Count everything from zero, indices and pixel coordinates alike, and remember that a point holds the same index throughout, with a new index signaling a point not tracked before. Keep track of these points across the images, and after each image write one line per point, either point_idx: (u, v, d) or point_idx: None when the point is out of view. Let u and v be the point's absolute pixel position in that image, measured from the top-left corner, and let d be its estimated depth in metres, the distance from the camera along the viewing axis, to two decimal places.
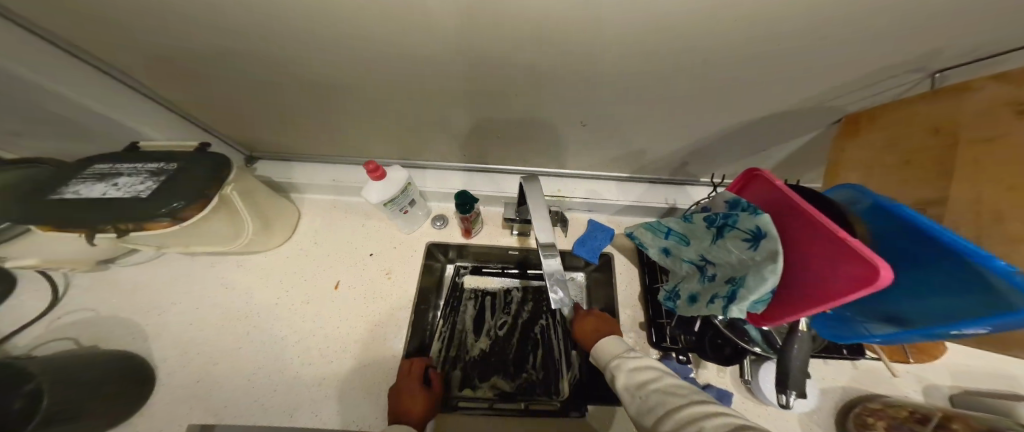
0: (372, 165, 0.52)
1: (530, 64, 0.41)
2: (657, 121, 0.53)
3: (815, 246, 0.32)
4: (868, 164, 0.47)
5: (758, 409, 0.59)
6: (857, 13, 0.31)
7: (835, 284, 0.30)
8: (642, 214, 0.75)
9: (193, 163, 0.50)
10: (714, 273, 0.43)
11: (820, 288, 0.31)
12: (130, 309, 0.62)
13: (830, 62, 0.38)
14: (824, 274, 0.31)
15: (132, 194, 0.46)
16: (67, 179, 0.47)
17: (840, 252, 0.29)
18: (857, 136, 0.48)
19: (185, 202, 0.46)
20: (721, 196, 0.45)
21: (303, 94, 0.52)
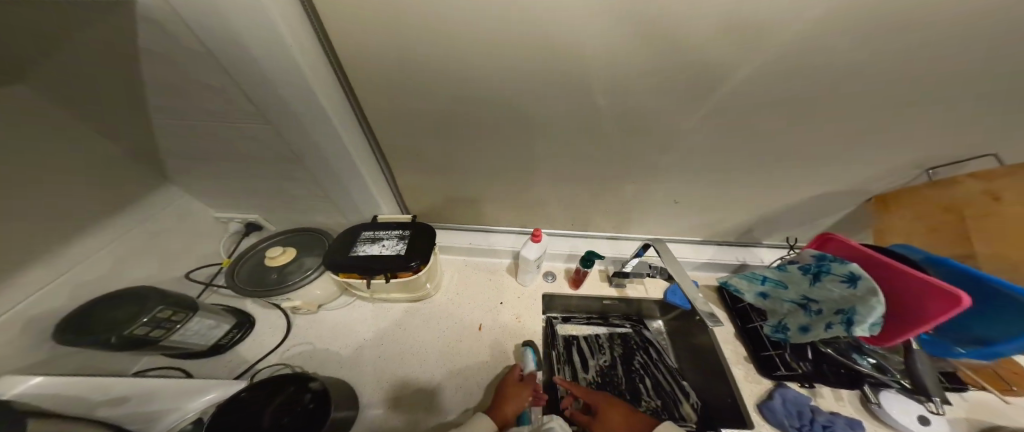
0: (537, 233, 0.74)
1: (654, 159, 0.66)
2: (733, 197, 0.74)
3: (904, 285, 0.49)
4: (907, 230, 0.63)
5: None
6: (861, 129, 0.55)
7: (922, 308, 0.46)
8: (719, 270, 0.90)
9: (423, 230, 0.72)
10: (818, 308, 0.59)
11: (912, 311, 0.48)
12: (327, 339, 0.79)
13: (853, 156, 0.60)
14: (922, 302, 0.46)
15: (394, 252, 0.66)
16: (348, 242, 0.68)
17: (925, 287, 0.46)
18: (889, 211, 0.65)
19: (420, 261, 0.65)
20: (806, 252, 0.63)
21: (486, 181, 0.78)
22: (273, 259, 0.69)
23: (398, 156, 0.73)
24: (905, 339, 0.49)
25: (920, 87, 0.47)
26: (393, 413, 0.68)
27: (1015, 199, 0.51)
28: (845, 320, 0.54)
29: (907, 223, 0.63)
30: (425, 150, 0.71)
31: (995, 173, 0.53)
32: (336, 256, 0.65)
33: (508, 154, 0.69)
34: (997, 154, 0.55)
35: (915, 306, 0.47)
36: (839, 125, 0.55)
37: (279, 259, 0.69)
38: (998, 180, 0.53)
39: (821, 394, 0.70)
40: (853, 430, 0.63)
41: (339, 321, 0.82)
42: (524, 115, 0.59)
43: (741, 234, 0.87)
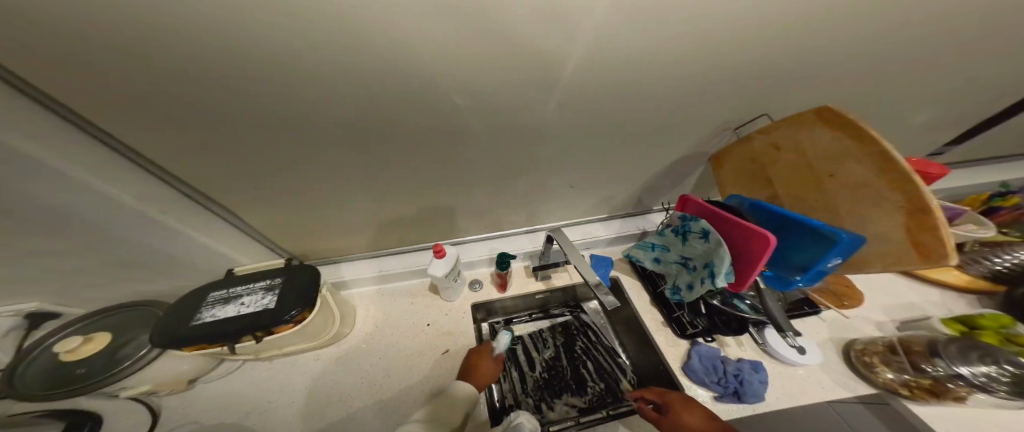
0: (439, 247, 0.71)
1: (536, 150, 0.68)
2: (616, 174, 0.81)
3: (738, 233, 0.58)
4: (734, 182, 0.75)
5: (789, 370, 0.75)
6: (692, 104, 0.62)
7: (755, 249, 0.55)
8: (625, 242, 0.98)
9: (298, 275, 0.66)
10: (694, 264, 0.68)
11: (751, 254, 0.57)
12: (217, 418, 0.64)
13: (693, 127, 0.69)
14: (749, 245, 0.57)
15: (260, 307, 0.60)
16: (194, 307, 0.59)
17: (750, 232, 0.55)
18: (720, 170, 0.77)
19: (297, 310, 0.60)
20: (674, 215, 0.72)
21: (377, 198, 0.73)
22: (73, 352, 0.60)
23: (260, 188, 0.65)
24: (752, 278, 0.58)
25: (720, 61, 0.54)
26: None
27: (788, 146, 0.62)
28: (710, 272, 0.63)
29: (732, 177, 0.75)
30: (293, 175, 0.64)
31: (772, 127, 0.63)
32: (174, 333, 0.56)
33: (387, 167, 0.66)
34: (767, 113, 0.69)
35: (746, 250, 0.58)
36: (674, 101, 0.61)
37: (80, 350, 0.60)
38: (773, 133, 0.63)
39: (726, 343, 0.79)
40: (757, 373, 0.71)
41: (232, 393, 0.69)
42: (387, 124, 0.57)
43: (634, 205, 0.96)
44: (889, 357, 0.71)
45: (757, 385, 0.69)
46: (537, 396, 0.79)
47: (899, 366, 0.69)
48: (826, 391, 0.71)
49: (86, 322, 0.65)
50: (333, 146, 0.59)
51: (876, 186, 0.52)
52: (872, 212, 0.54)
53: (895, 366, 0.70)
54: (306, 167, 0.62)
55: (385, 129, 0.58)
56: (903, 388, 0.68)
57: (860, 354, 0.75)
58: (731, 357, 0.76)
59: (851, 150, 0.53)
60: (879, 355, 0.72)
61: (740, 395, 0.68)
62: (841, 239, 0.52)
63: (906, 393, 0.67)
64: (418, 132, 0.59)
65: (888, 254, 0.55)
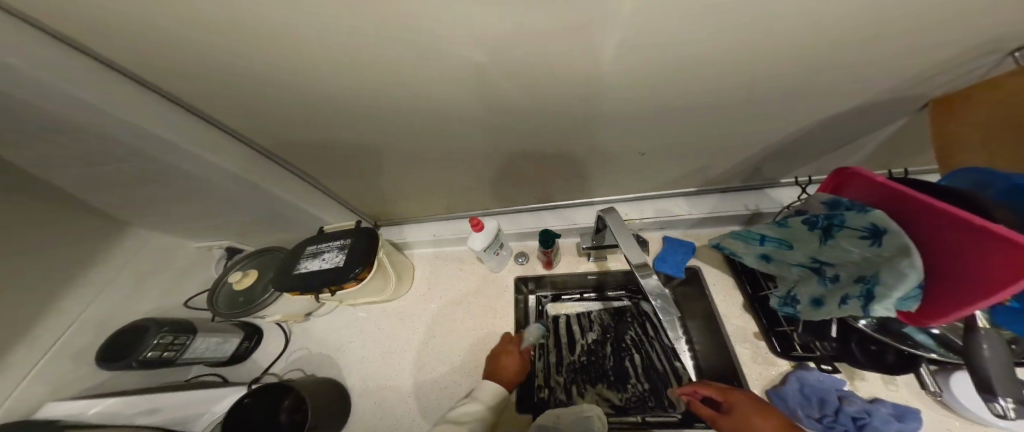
0: (474, 221, 0.61)
1: (596, 111, 0.51)
2: (718, 135, 0.56)
3: (951, 231, 0.32)
4: (989, 140, 0.41)
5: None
6: (894, 14, 0.34)
7: (996, 266, 0.29)
8: (721, 224, 0.74)
9: (361, 239, 0.69)
10: (833, 273, 0.45)
11: (980, 271, 0.30)
12: (319, 343, 0.85)
13: (888, 53, 0.39)
14: (982, 258, 0.30)
15: (333, 264, 0.65)
16: (293, 259, 0.69)
17: (989, 232, 0.29)
18: (961, 119, 0.44)
19: (360, 268, 0.64)
20: (816, 198, 0.47)
21: (422, 171, 0.71)
22: (238, 283, 0.75)
23: (322, 168, 0.69)
24: (969, 315, 0.32)
25: None
26: (377, 409, 0.72)
27: None
28: (865, 291, 0.39)
29: (989, 131, 0.41)
30: (343, 156, 0.65)
31: None
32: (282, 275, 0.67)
33: (424, 144, 0.61)
34: None
35: (972, 267, 0.31)
36: (848, 16, 0.34)
37: (243, 282, 0.75)
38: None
39: (859, 375, 0.57)
40: (896, 421, 0.50)
41: (327, 326, 0.88)
42: (414, 102, 0.49)
43: (748, 176, 0.68)
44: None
45: None
46: (570, 376, 0.75)
47: None
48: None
49: (246, 259, 0.81)
50: (369, 128, 0.56)
51: None
52: None
53: None
54: (352, 148, 0.62)
55: (415, 107, 0.50)
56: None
57: None
58: (859, 394, 0.55)
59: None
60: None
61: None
62: None
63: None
64: (442, 108, 0.50)
65: None
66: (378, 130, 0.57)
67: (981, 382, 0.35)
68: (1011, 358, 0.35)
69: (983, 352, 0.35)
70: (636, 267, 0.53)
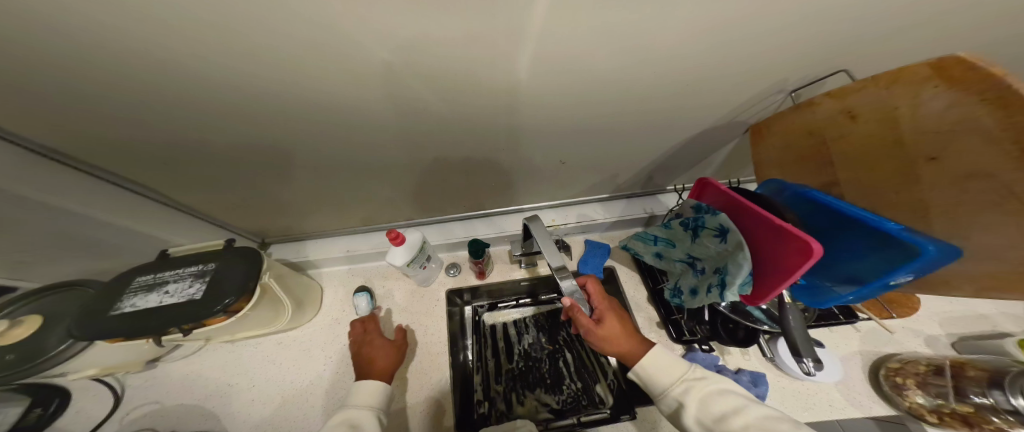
0: (394, 234, 0.56)
1: (516, 118, 0.54)
2: (618, 147, 0.66)
3: (764, 231, 0.43)
4: (777, 160, 0.57)
5: (795, 385, 0.68)
6: (722, 54, 0.45)
7: (789, 257, 0.40)
8: (628, 226, 0.86)
9: (232, 261, 0.50)
10: (702, 266, 0.55)
11: (780, 261, 0.41)
12: (206, 394, 0.69)
13: (723, 87, 0.52)
14: (781, 251, 0.41)
15: (184, 298, 0.47)
16: (111, 298, 0.47)
17: (786, 232, 0.40)
18: (759, 145, 0.59)
19: (235, 297, 0.47)
20: (687, 204, 0.57)
21: (336, 174, 0.64)
22: None
23: (195, 167, 0.57)
24: (777, 294, 0.43)
25: None
26: None
27: (869, 116, 0.42)
28: (721, 280, 0.49)
29: (777, 154, 0.57)
30: (228, 154, 0.55)
31: (849, 88, 0.43)
32: (87, 322, 0.44)
33: (335, 142, 0.55)
34: (847, 69, 0.49)
35: (776, 258, 0.42)
36: (695, 51, 0.44)
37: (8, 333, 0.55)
38: (849, 98, 0.43)
39: (727, 350, 0.72)
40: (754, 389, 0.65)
41: (214, 371, 0.71)
42: (318, 91, 0.44)
43: (645, 183, 0.81)
44: (927, 378, 0.62)
45: None
46: (511, 385, 0.76)
47: (938, 391, 0.60)
48: (831, 410, 0.65)
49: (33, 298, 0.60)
50: (262, 120, 0.49)
51: (1001, 176, 0.32)
52: (984, 215, 0.35)
53: (932, 389, 0.61)
54: (240, 144, 0.53)
55: (321, 98, 0.46)
56: (930, 415, 0.61)
57: (891, 374, 0.65)
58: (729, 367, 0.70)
59: (983, 122, 0.31)
60: (914, 375, 0.63)
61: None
62: (924, 255, 0.35)
63: (933, 421, 0.60)
64: (355, 101, 0.47)
65: (988, 278, 0.39)
66: (276, 123, 0.50)
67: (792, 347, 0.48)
68: (805, 325, 0.48)
69: (791, 324, 0.48)
70: (555, 270, 0.57)
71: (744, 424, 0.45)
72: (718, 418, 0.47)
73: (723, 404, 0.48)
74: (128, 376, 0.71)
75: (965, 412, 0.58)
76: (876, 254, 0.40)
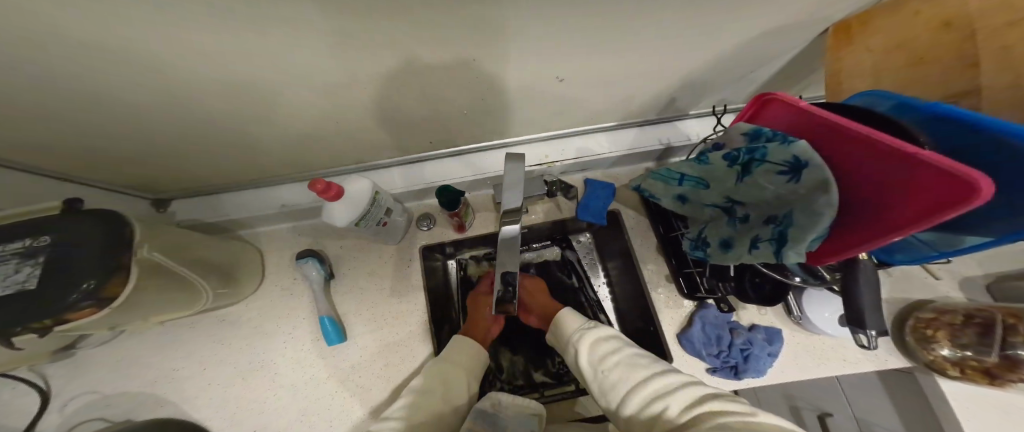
0: (321, 184, 0.41)
1: (483, 22, 0.32)
2: (642, 57, 0.45)
3: (864, 160, 0.29)
4: (870, 68, 0.40)
5: (812, 340, 0.62)
6: None
7: (905, 201, 0.26)
8: (637, 160, 0.71)
9: (75, 231, 0.34)
10: (744, 213, 0.43)
11: (886, 205, 0.28)
12: (151, 381, 0.59)
13: None
14: (889, 192, 0.27)
15: (13, 290, 0.31)
16: None
17: (906, 162, 0.25)
18: (849, 47, 0.41)
19: (100, 280, 0.33)
20: (737, 128, 0.42)
21: (230, 114, 0.43)
22: None
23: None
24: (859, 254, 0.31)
25: None
26: None
27: None
28: (777, 233, 0.37)
29: (876, 58, 0.39)
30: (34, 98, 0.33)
31: None
32: None
33: (204, 71, 0.34)
34: None
35: (892, 203, 0.27)
36: None
37: None
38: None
39: (743, 306, 0.64)
40: (768, 346, 0.59)
41: (152, 354, 0.60)
42: (124, 4, 0.23)
43: (664, 107, 0.63)
44: (959, 331, 0.54)
45: (763, 361, 0.58)
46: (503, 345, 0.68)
47: (967, 342, 0.53)
48: (844, 366, 0.60)
49: None
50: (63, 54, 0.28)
51: None
52: None
53: (960, 340, 0.54)
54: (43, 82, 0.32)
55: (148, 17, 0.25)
56: (952, 369, 0.54)
57: (920, 325, 0.58)
58: (742, 323, 0.63)
59: None
60: (947, 327, 0.56)
61: (739, 371, 0.59)
62: None
63: (954, 374, 0.54)
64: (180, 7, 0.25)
65: None
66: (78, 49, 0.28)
67: (852, 314, 0.37)
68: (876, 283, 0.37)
69: (862, 290, 0.36)
70: (504, 214, 0.43)
71: (617, 362, 0.45)
72: (599, 358, 0.47)
73: (606, 343, 0.48)
74: (48, 366, 0.59)
75: (990, 365, 0.52)
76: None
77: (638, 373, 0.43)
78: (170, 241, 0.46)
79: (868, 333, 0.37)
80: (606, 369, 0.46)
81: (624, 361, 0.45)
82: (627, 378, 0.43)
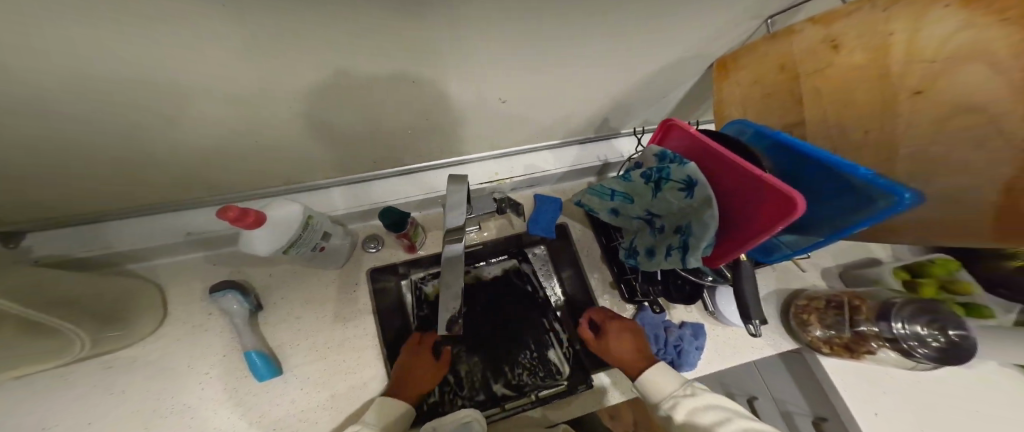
0: (231, 213, 0.38)
1: (416, 41, 0.35)
2: (567, 84, 0.52)
3: (731, 179, 0.36)
4: (738, 101, 0.50)
5: (728, 332, 0.72)
6: None
7: (757, 212, 0.33)
8: (578, 175, 0.78)
9: None
10: (662, 223, 0.49)
11: (747, 216, 0.35)
12: None
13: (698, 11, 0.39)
14: (748, 205, 0.35)
15: None
16: None
17: (755, 181, 0.32)
18: (726, 81, 0.52)
19: None
20: (650, 150, 0.49)
21: (138, 126, 0.40)
22: None
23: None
24: (737, 256, 0.39)
25: None
26: None
27: (852, 44, 0.36)
28: (683, 241, 0.44)
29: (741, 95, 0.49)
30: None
31: (842, 11, 0.37)
32: None
33: (109, 79, 0.32)
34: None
35: (750, 214, 0.34)
36: None
37: None
38: (838, 23, 0.37)
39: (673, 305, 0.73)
40: (695, 340, 0.68)
41: (17, 413, 0.49)
42: None
43: (596, 128, 0.71)
44: (824, 313, 0.68)
45: (693, 354, 0.66)
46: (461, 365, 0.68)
47: (829, 322, 0.67)
48: (753, 352, 0.71)
49: None
50: None
51: (992, 111, 0.27)
52: (967, 155, 0.29)
53: (825, 322, 0.67)
54: None
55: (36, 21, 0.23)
56: (824, 346, 0.68)
57: (799, 311, 0.70)
58: (674, 321, 0.72)
59: (990, 43, 0.26)
60: (817, 311, 0.69)
61: (675, 365, 0.66)
62: (894, 208, 0.30)
63: (826, 351, 0.68)
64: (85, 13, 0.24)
65: (937, 223, 0.36)
66: None
67: (742, 307, 0.45)
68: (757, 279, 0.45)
69: (745, 284, 0.45)
70: (443, 234, 0.44)
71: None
72: (703, 430, 0.48)
73: (710, 413, 0.49)
74: None
75: (847, 340, 0.65)
76: (838, 201, 0.36)
77: None
78: (21, 287, 0.42)
79: (754, 323, 0.45)
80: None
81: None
82: None
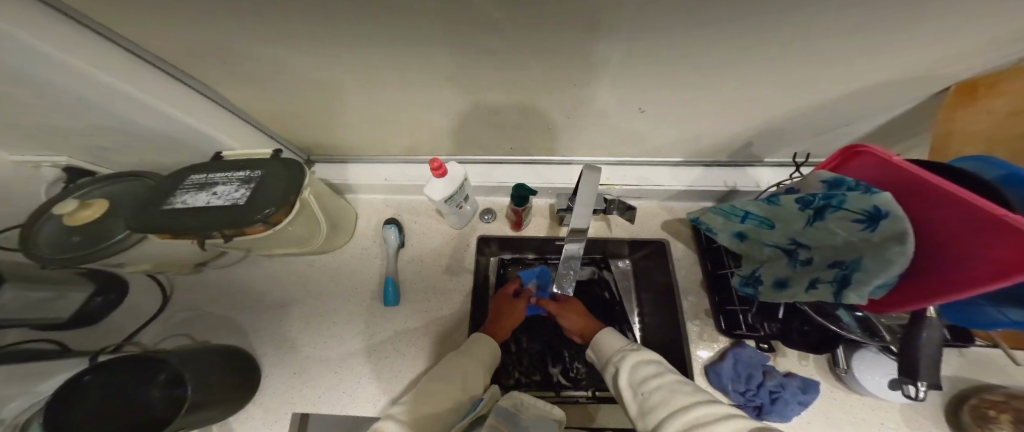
0: (435, 163, 0.51)
1: (606, 52, 0.39)
2: (729, 103, 0.50)
3: (949, 219, 0.31)
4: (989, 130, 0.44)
5: (851, 400, 0.60)
6: None
7: (986, 259, 0.28)
8: (698, 197, 0.74)
9: (275, 170, 0.49)
10: (806, 256, 0.45)
11: (966, 264, 0.29)
12: (241, 307, 0.69)
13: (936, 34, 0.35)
14: (972, 251, 0.29)
15: (231, 202, 0.46)
16: (169, 193, 0.48)
17: (994, 225, 0.27)
18: (970, 107, 0.45)
19: (275, 208, 0.46)
20: (819, 177, 0.45)
21: (369, 100, 0.54)
22: (72, 217, 0.54)
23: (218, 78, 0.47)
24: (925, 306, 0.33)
25: None
26: (299, 381, 0.63)
27: None
28: (840, 276, 0.39)
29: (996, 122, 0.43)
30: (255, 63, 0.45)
31: None
32: (149, 209, 0.46)
33: (376, 67, 0.44)
34: None
35: (982, 258, 0.28)
36: None
37: (79, 214, 0.53)
38: None
39: (783, 353, 0.64)
40: (800, 394, 0.57)
41: (247, 283, 0.72)
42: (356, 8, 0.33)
43: (736, 151, 0.66)
44: None
45: (791, 407, 0.56)
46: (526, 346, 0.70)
47: None
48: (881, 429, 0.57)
49: (94, 183, 0.59)
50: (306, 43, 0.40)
51: None
52: None
53: None
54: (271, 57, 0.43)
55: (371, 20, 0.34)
56: None
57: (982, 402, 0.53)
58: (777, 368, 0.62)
59: None
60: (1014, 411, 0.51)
61: (762, 411, 0.57)
62: None
63: None
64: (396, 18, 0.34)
65: None
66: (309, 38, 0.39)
67: (906, 367, 0.37)
68: (941, 344, 0.37)
69: (922, 348, 0.37)
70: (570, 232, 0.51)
71: (658, 385, 0.45)
72: (641, 380, 0.48)
73: (648, 368, 0.49)
74: (176, 276, 0.73)
75: None
76: None
77: (680, 398, 0.42)
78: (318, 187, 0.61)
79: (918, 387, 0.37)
80: (647, 390, 0.46)
81: (669, 385, 0.45)
82: (669, 401, 0.43)
